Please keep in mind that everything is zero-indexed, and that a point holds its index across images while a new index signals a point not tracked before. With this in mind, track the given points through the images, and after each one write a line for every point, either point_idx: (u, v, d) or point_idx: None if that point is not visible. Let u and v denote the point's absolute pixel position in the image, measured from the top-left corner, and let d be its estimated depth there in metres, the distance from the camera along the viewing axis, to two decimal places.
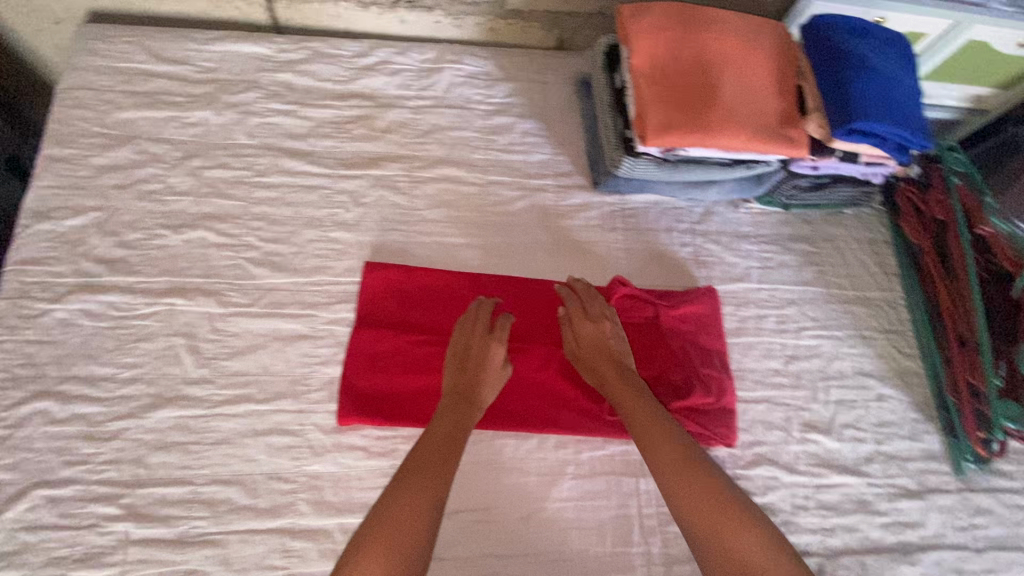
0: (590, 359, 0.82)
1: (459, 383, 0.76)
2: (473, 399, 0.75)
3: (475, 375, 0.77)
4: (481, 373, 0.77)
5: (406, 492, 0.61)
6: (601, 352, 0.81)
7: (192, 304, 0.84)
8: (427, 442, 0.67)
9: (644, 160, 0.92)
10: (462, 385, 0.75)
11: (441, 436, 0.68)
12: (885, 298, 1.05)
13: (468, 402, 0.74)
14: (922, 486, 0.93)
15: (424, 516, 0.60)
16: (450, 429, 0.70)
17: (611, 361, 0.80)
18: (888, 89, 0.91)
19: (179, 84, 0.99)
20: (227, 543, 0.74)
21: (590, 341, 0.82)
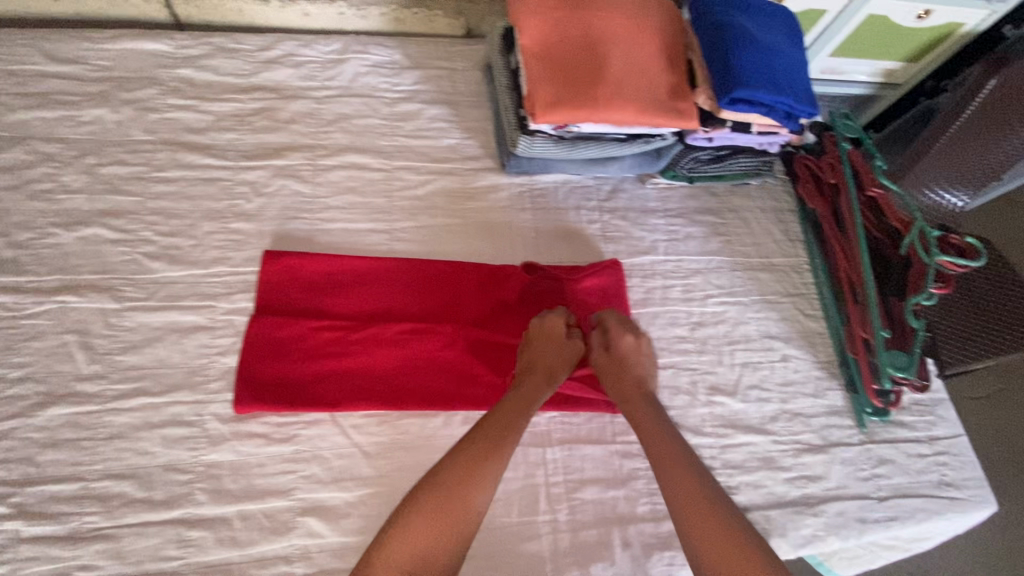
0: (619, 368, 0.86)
1: (526, 365, 0.84)
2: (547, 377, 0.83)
3: (538, 362, 0.84)
4: (550, 356, 0.85)
5: (454, 475, 0.71)
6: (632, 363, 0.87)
7: (85, 300, 0.83)
8: (488, 428, 0.76)
9: (540, 137, 0.94)
10: (533, 367, 0.83)
11: (503, 422, 0.77)
12: (789, 264, 1.10)
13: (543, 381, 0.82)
14: (825, 441, 0.96)
15: (469, 499, 0.70)
16: (513, 418, 0.78)
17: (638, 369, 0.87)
18: (768, 60, 0.95)
19: (73, 83, 0.97)
20: (120, 536, 0.73)
21: (625, 351, 0.88)
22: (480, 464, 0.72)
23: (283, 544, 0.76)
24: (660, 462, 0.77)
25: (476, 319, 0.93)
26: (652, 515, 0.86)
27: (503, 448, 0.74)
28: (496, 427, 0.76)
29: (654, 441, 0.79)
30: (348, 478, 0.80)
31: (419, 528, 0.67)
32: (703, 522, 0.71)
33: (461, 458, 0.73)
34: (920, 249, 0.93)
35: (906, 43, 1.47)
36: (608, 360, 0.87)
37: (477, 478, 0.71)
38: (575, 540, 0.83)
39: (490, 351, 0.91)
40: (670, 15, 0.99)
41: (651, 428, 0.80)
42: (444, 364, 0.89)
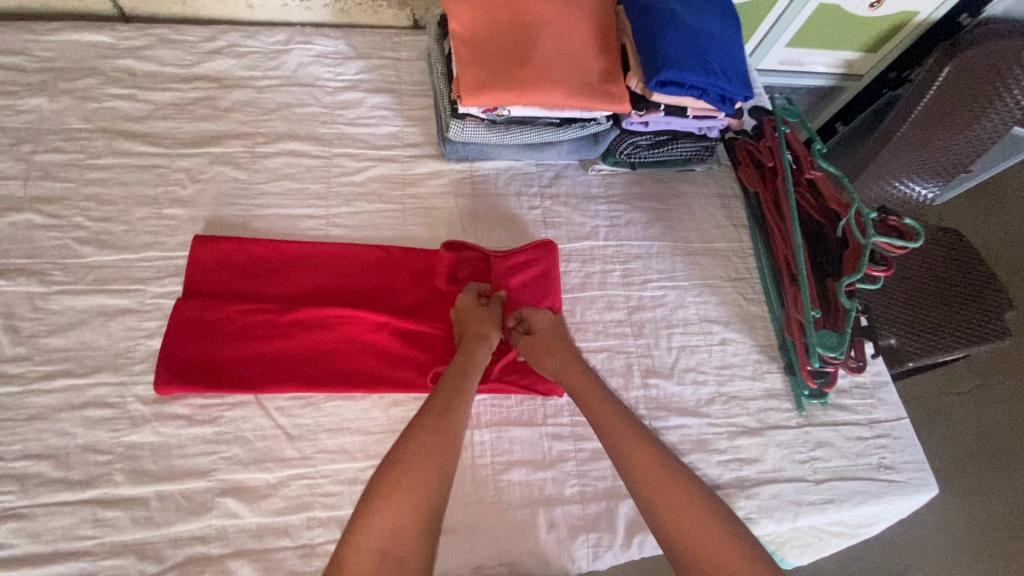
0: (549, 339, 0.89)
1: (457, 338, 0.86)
2: (478, 340, 0.85)
3: (467, 331, 0.86)
4: (477, 324, 0.87)
5: (415, 452, 0.69)
6: (558, 336, 0.90)
7: (11, 284, 0.84)
8: (438, 400, 0.76)
9: (469, 121, 0.96)
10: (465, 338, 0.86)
11: (450, 391, 0.77)
12: (732, 249, 1.10)
13: (475, 344, 0.84)
14: (762, 424, 0.95)
15: (433, 470, 0.68)
16: (459, 387, 0.78)
17: (564, 341, 0.90)
18: (698, 41, 0.95)
19: (13, 72, 0.98)
20: (34, 516, 0.72)
21: (544, 328, 0.91)
22: (438, 436, 0.71)
23: (199, 525, 0.75)
24: (611, 436, 0.77)
25: (406, 304, 0.94)
26: (580, 497, 0.85)
27: (455, 417, 0.74)
28: (443, 399, 0.76)
29: (604, 419, 0.79)
30: (269, 460, 0.80)
31: (389, 509, 0.64)
32: (665, 487, 0.72)
33: (418, 434, 0.71)
34: (854, 229, 0.92)
35: (863, 33, 1.48)
36: (537, 336, 0.89)
37: (438, 449, 0.70)
38: (500, 522, 0.82)
39: (418, 335, 0.91)
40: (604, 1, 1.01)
41: (598, 404, 0.81)
42: (372, 348, 0.89)
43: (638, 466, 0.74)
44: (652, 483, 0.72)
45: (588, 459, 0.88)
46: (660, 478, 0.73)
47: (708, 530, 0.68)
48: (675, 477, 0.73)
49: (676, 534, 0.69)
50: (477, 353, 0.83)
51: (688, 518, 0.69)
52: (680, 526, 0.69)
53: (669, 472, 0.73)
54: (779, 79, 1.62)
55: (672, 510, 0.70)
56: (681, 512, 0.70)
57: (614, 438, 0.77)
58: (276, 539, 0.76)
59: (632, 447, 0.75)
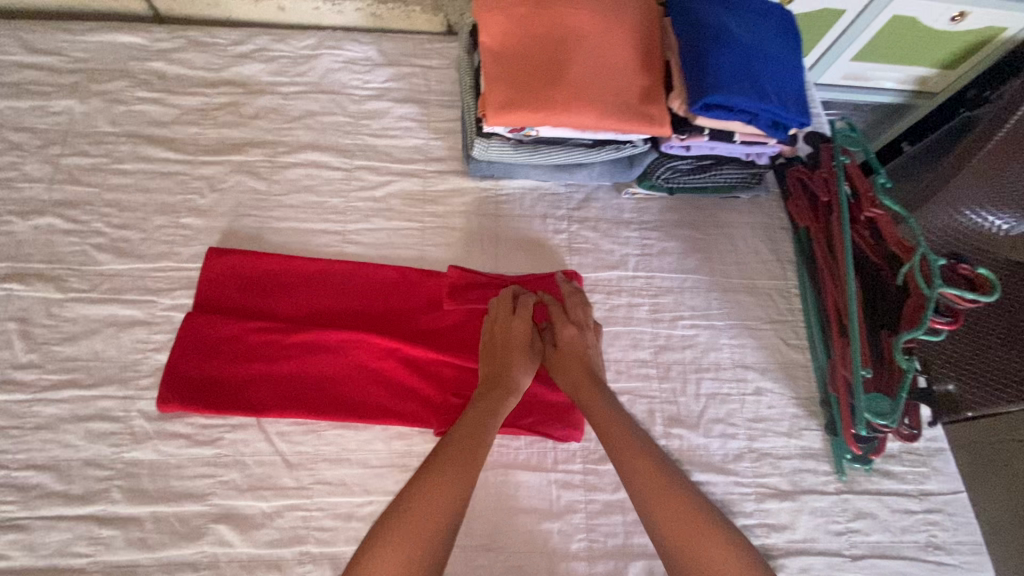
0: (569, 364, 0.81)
1: (486, 375, 0.79)
2: (510, 387, 0.77)
3: (503, 368, 0.79)
4: (507, 362, 0.79)
5: (416, 514, 0.61)
6: (580, 357, 0.82)
7: (30, 289, 0.84)
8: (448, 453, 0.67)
9: (496, 140, 0.90)
10: (488, 378, 0.78)
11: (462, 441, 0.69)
12: (776, 287, 1.00)
13: (501, 391, 0.76)
14: (795, 486, 0.86)
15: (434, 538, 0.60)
16: (477, 442, 0.70)
17: (585, 360, 0.81)
18: (750, 61, 0.87)
19: (48, 73, 0.99)
20: (32, 528, 0.72)
21: (569, 345, 0.82)
22: (442, 501, 0.63)
23: (190, 551, 0.74)
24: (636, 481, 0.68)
25: (414, 330, 0.89)
26: (587, 553, 0.79)
27: (466, 475, 0.66)
28: (458, 450, 0.68)
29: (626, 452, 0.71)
30: (266, 487, 0.78)
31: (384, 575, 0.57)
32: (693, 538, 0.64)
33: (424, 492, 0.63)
34: (919, 279, 0.81)
35: (940, 49, 1.34)
36: (558, 357, 0.82)
37: (442, 518, 0.62)
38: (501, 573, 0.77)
39: (425, 364, 0.86)
40: (647, 12, 0.93)
41: (621, 437, 0.72)
42: (375, 375, 0.85)
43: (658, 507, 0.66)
44: (675, 528, 0.65)
45: (599, 512, 0.82)
46: (689, 524, 0.65)
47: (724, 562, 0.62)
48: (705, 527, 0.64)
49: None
50: (502, 397, 0.76)
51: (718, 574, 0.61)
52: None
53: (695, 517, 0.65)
54: (838, 94, 1.50)
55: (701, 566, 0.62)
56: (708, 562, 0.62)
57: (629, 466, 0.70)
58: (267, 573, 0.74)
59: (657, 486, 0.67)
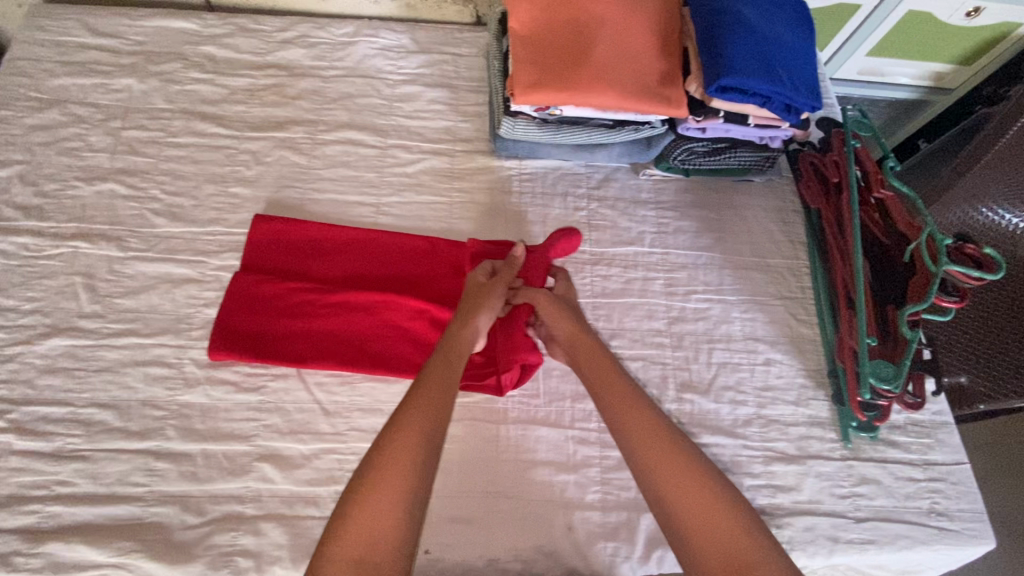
0: (558, 321, 0.87)
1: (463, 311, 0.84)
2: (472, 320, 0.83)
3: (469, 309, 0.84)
4: (484, 301, 0.85)
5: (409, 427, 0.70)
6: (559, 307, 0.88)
7: (94, 248, 0.92)
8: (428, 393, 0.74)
9: (522, 119, 0.96)
10: (463, 310, 0.84)
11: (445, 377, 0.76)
12: (787, 265, 1.05)
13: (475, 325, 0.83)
14: (802, 452, 0.90)
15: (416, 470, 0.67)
16: (446, 382, 0.76)
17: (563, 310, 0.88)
18: (765, 47, 0.91)
19: (109, 54, 1.08)
20: (96, 459, 0.80)
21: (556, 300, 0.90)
22: (417, 437, 0.69)
23: (237, 484, 0.80)
24: (625, 426, 0.78)
25: (440, 294, 0.95)
26: (601, 504, 0.84)
27: (443, 402, 0.73)
28: (445, 378, 0.76)
29: (620, 403, 0.79)
30: (305, 432, 0.84)
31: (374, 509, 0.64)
32: (675, 474, 0.73)
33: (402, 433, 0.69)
34: (923, 255, 0.85)
35: (956, 45, 1.37)
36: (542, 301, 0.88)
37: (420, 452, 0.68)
38: (521, 521, 0.83)
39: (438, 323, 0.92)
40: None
41: (609, 386, 0.81)
42: (404, 333, 0.91)
43: (643, 447, 0.76)
44: (660, 466, 0.74)
45: (612, 467, 0.87)
46: (661, 457, 0.74)
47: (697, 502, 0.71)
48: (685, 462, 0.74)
49: (670, 515, 0.71)
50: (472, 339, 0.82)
51: (693, 503, 0.71)
52: (689, 513, 0.71)
53: (673, 454, 0.74)
54: (855, 89, 1.53)
55: (681, 498, 0.72)
56: (685, 492, 0.72)
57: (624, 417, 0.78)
58: (305, 508, 0.80)
59: (642, 430, 0.76)
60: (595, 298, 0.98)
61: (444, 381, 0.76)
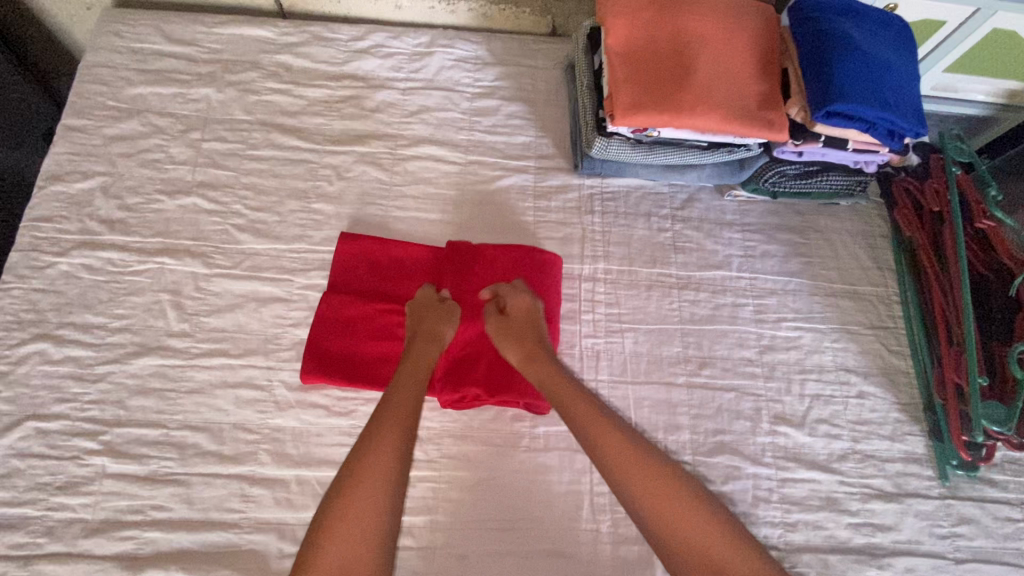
0: (511, 338, 0.84)
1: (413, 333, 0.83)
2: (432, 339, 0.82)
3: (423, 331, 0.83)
4: (434, 321, 0.84)
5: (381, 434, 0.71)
6: (532, 321, 0.86)
7: (179, 264, 0.91)
8: (398, 408, 0.74)
9: (616, 139, 0.94)
10: (417, 332, 0.83)
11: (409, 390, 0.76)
12: (877, 293, 1.01)
13: (431, 343, 0.82)
14: (898, 489, 0.88)
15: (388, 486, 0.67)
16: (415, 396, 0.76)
17: (536, 325, 0.85)
18: (874, 71, 0.88)
19: (186, 62, 1.06)
20: (191, 483, 0.78)
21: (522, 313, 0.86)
22: (388, 451, 0.69)
23: None
24: (591, 437, 0.75)
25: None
26: None
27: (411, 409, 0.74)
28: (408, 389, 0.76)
29: (585, 416, 0.76)
30: None
31: (344, 533, 0.63)
32: (663, 495, 0.71)
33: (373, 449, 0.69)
34: None
35: None
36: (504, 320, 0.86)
37: (394, 467, 0.69)
38: (616, 555, 0.81)
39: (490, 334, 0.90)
40: (768, 20, 0.95)
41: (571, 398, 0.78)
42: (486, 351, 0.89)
43: (618, 465, 0.73)
44: (643, 485, 0.71)
45: None
46: (642, 470, 0.72)
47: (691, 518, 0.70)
48: (653, 469, 0.73)
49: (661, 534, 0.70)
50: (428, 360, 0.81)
51: (682, 522, 0.69)
52: (662, 523, 0.70)
53: (651, 467, 0.73)
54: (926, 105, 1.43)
55: (655, 508, 0.70)
56: (659, 500, 0.71)
57: (594, 433, 0.75)
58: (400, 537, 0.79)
59: (610, 441, 0.74)
60: (683, 324, 0.96)
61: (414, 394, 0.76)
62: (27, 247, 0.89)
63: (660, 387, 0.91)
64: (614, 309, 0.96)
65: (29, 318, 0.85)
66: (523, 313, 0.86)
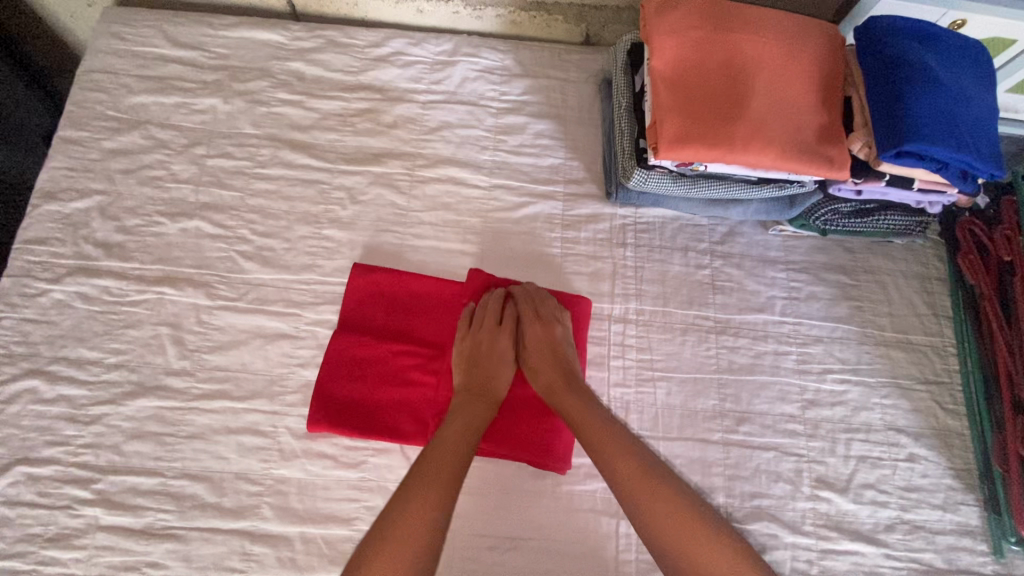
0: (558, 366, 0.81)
1: (467, 386, 0.79)
2: (486, 398, 0.78)
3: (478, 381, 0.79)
4: (490, 377, 0.80)
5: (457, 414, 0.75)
6: (549, 352, 0.81)
7: (180, 294, 0.84)
8: (445, 442, 0.72)
9: (657, 173, 0.87)
10: (468, 387, 0.79)
11: (466, 413, 0.76)
12: (932, 344, 0.93)
13: (487, 406, 0.78)
14: (949, 565, 0.81)
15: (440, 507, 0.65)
16: (472, 421, 0.75)
17: (555, 355, 0.81)
18: (952, 106, 0.79)
19: (190, 69, 0.98)
20: (188, 539, 0.73)
21: (539, 343, 0.82)
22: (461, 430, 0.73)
23: None
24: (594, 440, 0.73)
25: None
26: None
27: (479, 407, 0.77)
28: (469, 401, 0.77)
29: (588, 424, 0.75)
30: None
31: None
32: (666, 507, 0.67)
33: (416, 496, 0.65)
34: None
35: None
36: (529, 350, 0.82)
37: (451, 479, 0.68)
38: None
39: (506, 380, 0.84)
40: (831, 43, 0.86)
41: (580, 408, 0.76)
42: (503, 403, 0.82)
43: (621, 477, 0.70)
44: (646, 498, 0.68)
45: None
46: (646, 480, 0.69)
47: (697, 533, 0.66)
48: (672, 500, 0.68)
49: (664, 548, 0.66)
50: (485, 412, 0.77)
51: (687, 536, 0.66)
52: (675, 543, 0.66)
53: (656, 478, 0.69)
54: None
55: (669, 530, 0.66)
56: (679, 529, 0.66)
57: (598, 442, 0.73)
58: None
59: (628, 469, 0.70)
60: (720, 374, 0.88)
61: (461, 437, 0.73)
62: (19, 272, 0.84)
63: (693, 444, 0.84)
64: (645, 355, 0.89)
65: (20, 352, 0.80)
66: (540, 343, 0.82)
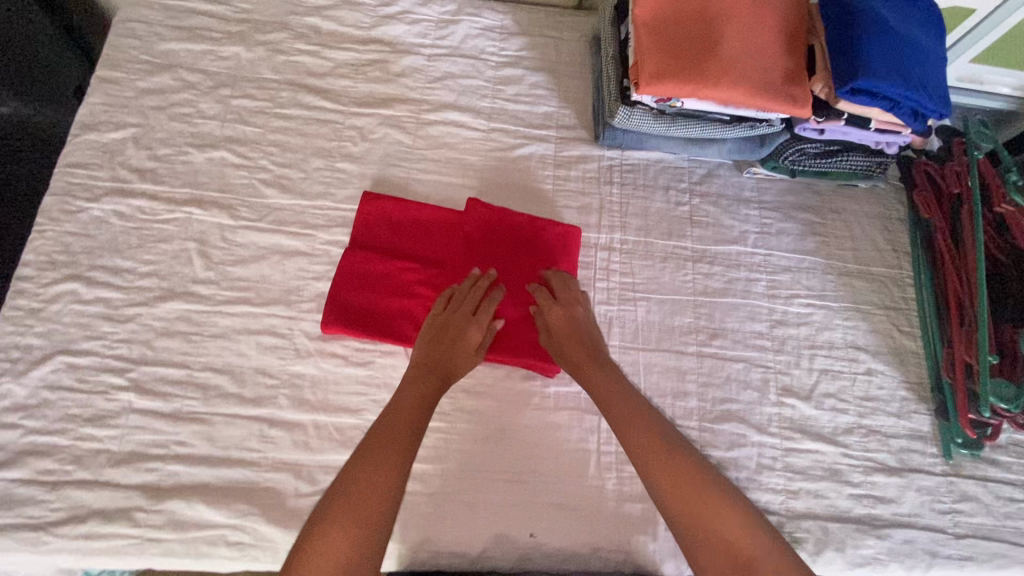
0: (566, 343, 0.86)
1: (428, 359, 0.81)
2: (441, 372, 0.80)
3: (440, 356, 0.81)
4: (455, 354, 0.82)
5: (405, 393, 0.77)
6: (571, 331, 0.86)
7: (206, 214, 0.93)
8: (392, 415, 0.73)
9: (639, 110, 0.96)
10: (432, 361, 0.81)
11: (416, 389, 0.77)
12: (891, 275, 1.02)
13: (440, 378, 0.79)
14: (902, 464, 0.90)
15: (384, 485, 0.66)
16: (421, 396, 0.76)
17: (576, 334, 0.86)
18: (901, 49, 0.89)
19: (217, 21, 1.08)
20: (212, 422, 0.81)
21: (561, 326, 0.86)
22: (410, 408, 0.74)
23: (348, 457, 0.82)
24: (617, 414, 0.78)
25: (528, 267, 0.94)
26: None
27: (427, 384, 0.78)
28: (420, 378, 0.78)
29: (612, 400, 0.79)
30: None
31: (343, 530, 0.62)
32: (683, 480, 0.70)
33: (361, 472, 0.66)
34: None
35: None
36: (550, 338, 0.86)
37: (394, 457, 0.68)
38: (619, 512, 0.84)
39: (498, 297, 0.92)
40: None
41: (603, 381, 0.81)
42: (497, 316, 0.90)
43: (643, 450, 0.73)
44: (665, 470, 0.71)
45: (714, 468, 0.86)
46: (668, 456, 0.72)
47: (715, 504, 0.68)
48: (692, 475, 0.71)
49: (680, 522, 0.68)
50: (437, 385, 0.79)
51: (703, 507, 0.68)
52: (692, 515, 0.68)
53: (677, 452, 0.73)
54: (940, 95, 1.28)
55: (686, 503, 0.69)
56: (696, 500, 0.69)
57: (620, 417, 0.77)
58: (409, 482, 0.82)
59: (649, 445, 0.73)
60: (696, 296, 0.97)
61: (408, 415, 0.74)
62: (60, 191, 0.92)
63: (671, 355, 0.92)
64: (628, 278, 0.97)
65: (62, 260, 0.88)
66: (563, 324, 0.86)
